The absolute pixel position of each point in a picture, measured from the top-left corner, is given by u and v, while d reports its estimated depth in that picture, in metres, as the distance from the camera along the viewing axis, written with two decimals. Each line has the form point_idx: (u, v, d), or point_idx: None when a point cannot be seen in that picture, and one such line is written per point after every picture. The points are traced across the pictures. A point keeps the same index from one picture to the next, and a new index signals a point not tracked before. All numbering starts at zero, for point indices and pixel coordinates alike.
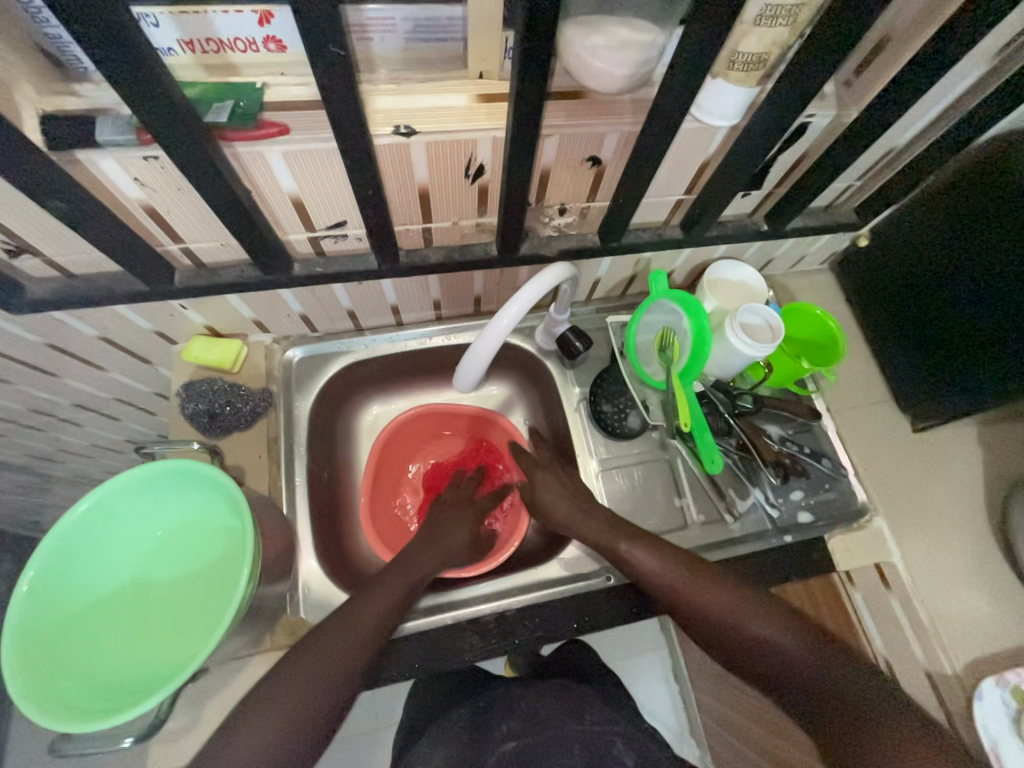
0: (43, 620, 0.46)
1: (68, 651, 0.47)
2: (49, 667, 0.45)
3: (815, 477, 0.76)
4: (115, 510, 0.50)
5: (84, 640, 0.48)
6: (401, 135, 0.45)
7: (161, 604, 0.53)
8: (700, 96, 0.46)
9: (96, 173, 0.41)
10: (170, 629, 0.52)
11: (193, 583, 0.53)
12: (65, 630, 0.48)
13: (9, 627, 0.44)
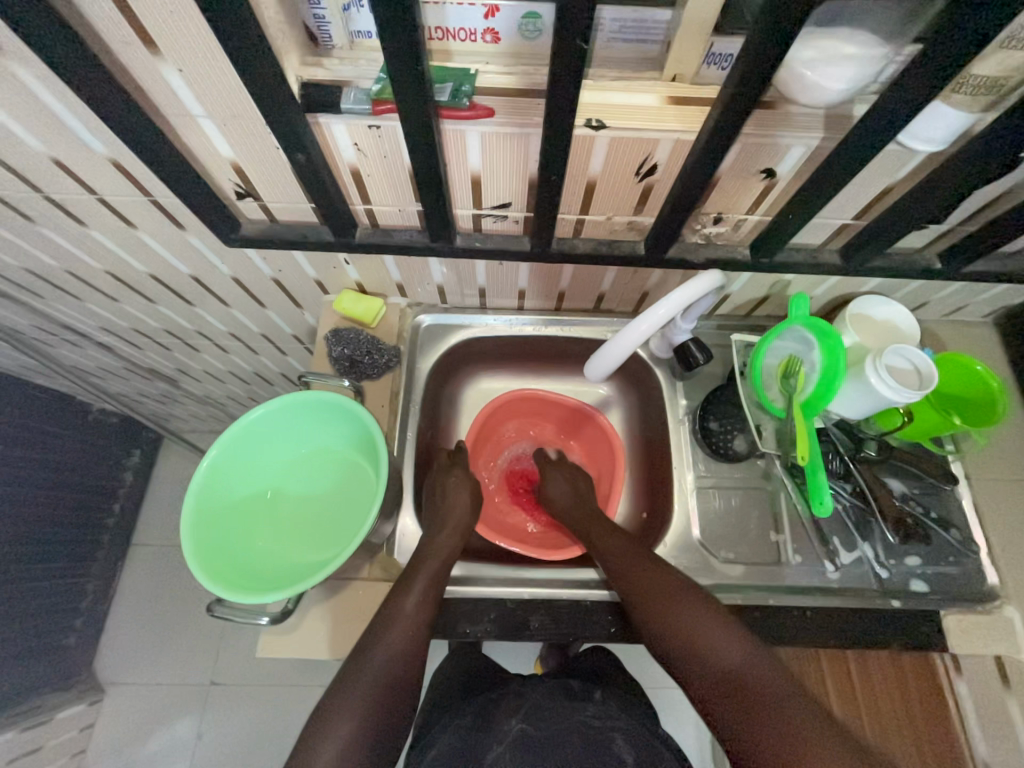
0: (212, 506, 0.57)
1: (225, 535, 0.56)
2: (210, 535, 0.55)
3: (938, 546, 0.70)
4: (287, 424, 0.60)
5: (233, 522, 0.58)
6: (591, 128, 0.47)
7: (290, 515, 0.62)
8: (913, 121, 0.44)
9: (329, 135, 0.48)
10: (292, 536, 0.61)
11: (318, 504, 0.63)
12: (224, 509, 0.58)
13: (194, 492, 0.55)
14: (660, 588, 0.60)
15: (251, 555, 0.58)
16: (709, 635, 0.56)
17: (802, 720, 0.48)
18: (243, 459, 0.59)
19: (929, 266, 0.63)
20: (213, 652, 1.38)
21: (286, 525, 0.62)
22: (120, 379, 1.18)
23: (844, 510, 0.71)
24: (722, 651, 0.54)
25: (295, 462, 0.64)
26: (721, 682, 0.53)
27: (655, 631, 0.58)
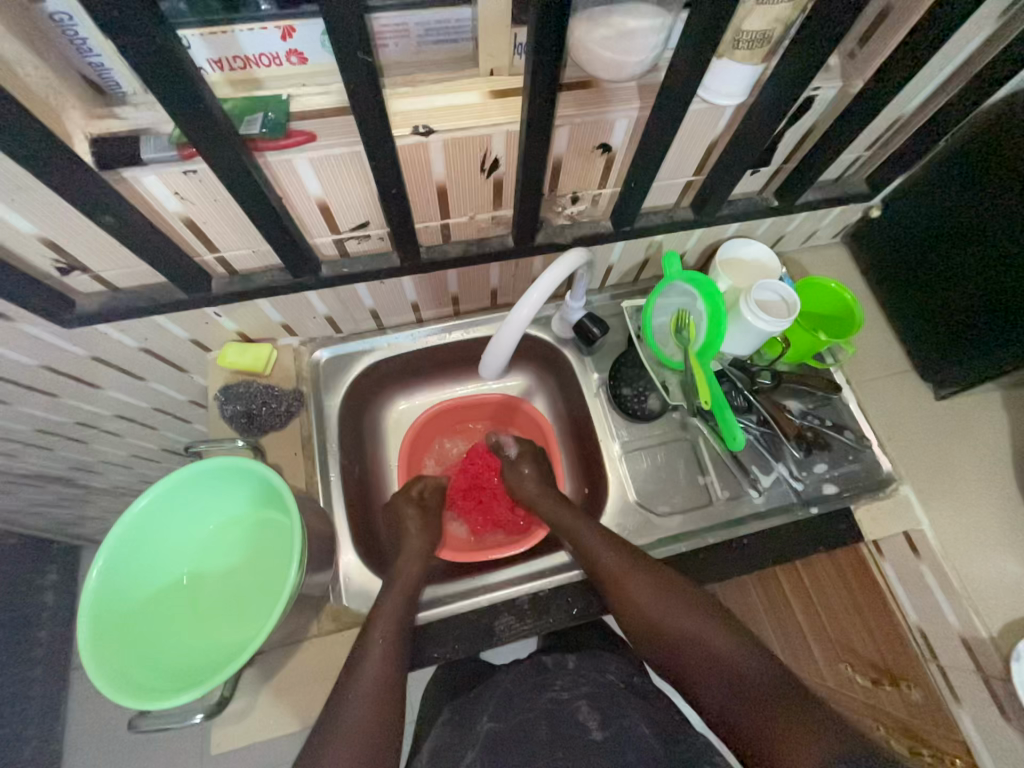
0: (116, 610, 0.52)
1: (139, 640, 0.52)
2: (113, 641, 0.50)
3: (838, 449, 0.77)
4: (181, 497, 0.56)
5: (142, 620, 0.53)
6: (420, 135, 0.47)
7: (213, 596, 0.58)
8: (706, 77, 0.48)
9: (141, 190, 0.45)
10: (217, 618, 0.57)
11: (241, 576, 0.59)
12: (126, 608, 0.53)
13: (87, 593, 0.50)
14: (655, 600, 0.61)
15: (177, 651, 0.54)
16: (706, 635, 0.58)
17: (790, 702, 0.52)
18: (144, 552, 0.55)
19: (770, 204, 0.69)
20: (196, 753, 1.27)
21: (212, 607, 0.57)
22: (4, 496, 1.05)
23: (755, 439, 0.76)
24: (716, 645, 0.57)
25: (208, 539, 0.60)
26: (721, 679, 0.56)
27: (657, 644, 0.60)
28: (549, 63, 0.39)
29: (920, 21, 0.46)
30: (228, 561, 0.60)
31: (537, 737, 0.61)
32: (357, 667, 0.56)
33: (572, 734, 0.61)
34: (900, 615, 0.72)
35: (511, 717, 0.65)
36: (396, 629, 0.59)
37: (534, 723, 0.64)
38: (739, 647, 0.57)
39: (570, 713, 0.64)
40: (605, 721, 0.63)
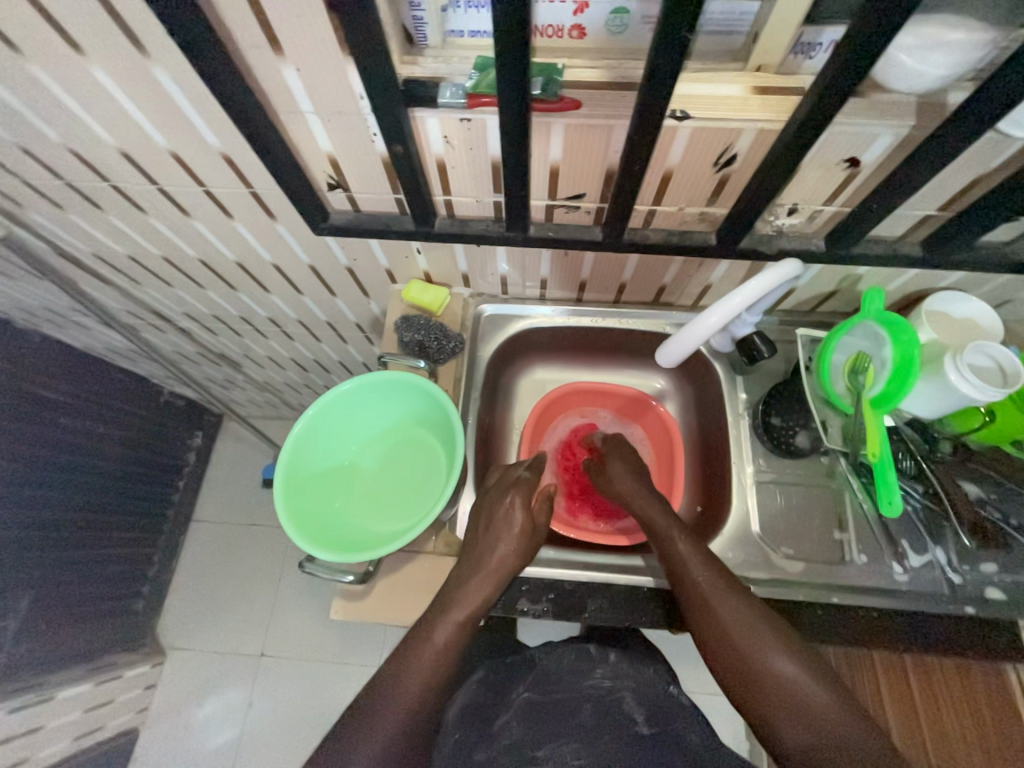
0: (300, 472, 0.62)
1: (309, 502, 0.62)
2: (294, 494, 0.60)
3: (1019, 554, 0.66)
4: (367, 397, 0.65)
5: (312, 488, 0.63)
6: (675, 119, 0.48)
7: (363, 487, 0.68)
8: (1016, 109, 0.43)
9: (421, 128, 0.52)
10: (365, 506, 0.66)
11: (389, 478, 0.68)
12: (305, 474, 0.63)
13: (288, 450, 0.60)
14: (738, 618, 0.56)
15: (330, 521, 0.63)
16: (792, 673, 0.52)
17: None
18: (327, 432, 0.65)
19: (1020, 260, 0.60)
20: (264, 624, 1.46)
21: (360, 493, 0.67)
22: (195, 363, 1.27)
23: (915, 512, 0.69)
24: (798, 685, 0.51)
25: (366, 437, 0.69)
26: (803, 727, 0.50)
27: (731, 669, 0.54)
28: (851, 64, 0.38)
29: None
30: (381, 462, 0.68)
31: (579, 719, 0.57)
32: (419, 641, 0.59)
33: (620, 723, 0.57)
34: None
35: (550, 691, 0.61)
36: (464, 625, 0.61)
37: (578, 704, 0.59)
38: (827, 697, 0.51)
39: (617, 704, 0.59)
40: (652, 716, 0.58)
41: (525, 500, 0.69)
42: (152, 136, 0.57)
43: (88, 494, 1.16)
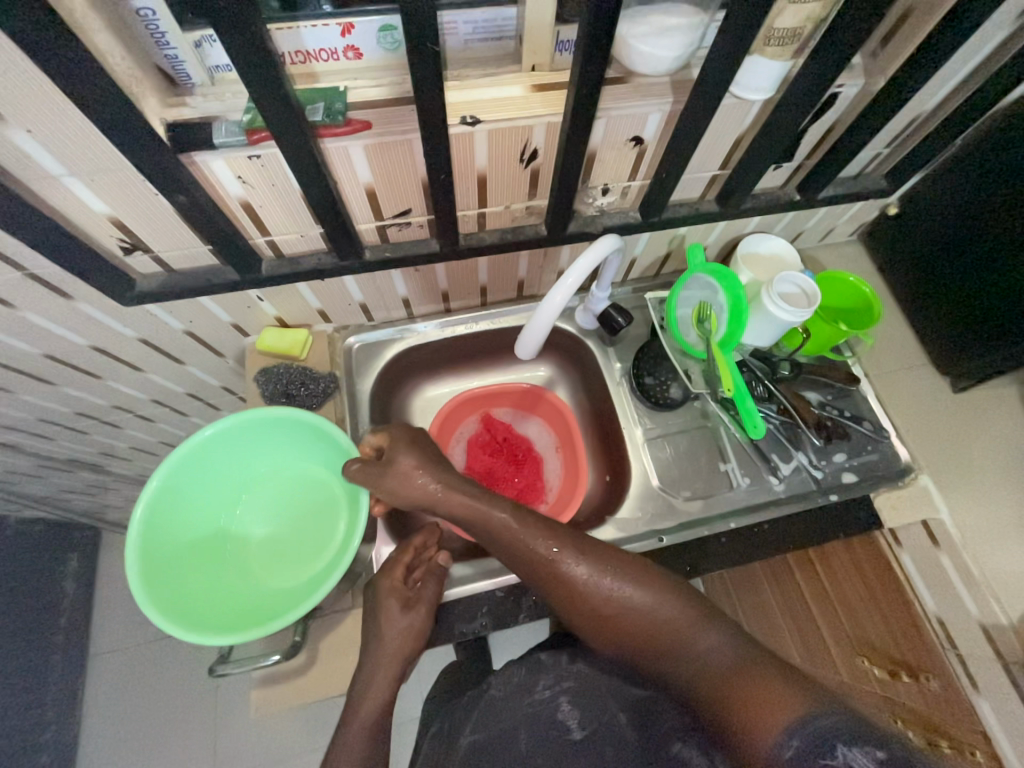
0: (161, 554, 0.60)
1: (183, 583, 0.60)
2: (162, 581, 0.58)
3: (857, 439, 0.78)
4: (219, 453, 0.65)
5: (185, 568, 0.62)
6: (467, 125, 0.50)
7: (252, 548, 0.67)
8: (739, 74, 0.51)
9: (209, 173, 0.48)
10: (261, 562, 0.66)
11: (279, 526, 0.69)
12: (169, 557, 0.61)
13: (137, 527, 0.59)
14: (591, 578, 0.56)
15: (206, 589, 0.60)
16: (651, 607, 0.54)
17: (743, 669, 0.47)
18: (185, 502, 0.64)
19: (793, 199, 0.71)
20: (207, 743, 1.27)
21: (242, 554, 0.66)
22: (38, 479, 1.07)
23: (776, 429, 0.78)
24: (659, 619, 0.53)
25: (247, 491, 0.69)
26: (676, 657, 0.51)
27: (607, 628, 0.55)
28: (594, 56, 0.42)
29: (939, 24, 0.49)
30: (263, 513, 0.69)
31: (516, 749, 0.54)
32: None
33: (555, 738, 0.54)
34: (919, 607, 0.72)
35: (494, 724, 0.59)
36: (365, 743, 0.56)
37: (515, 731, 0.56)
38: (684, 615, 0.53)
39: (552, 712, 0.57)
40: (586, 717, 0.56)
41: (389, 587, 0.64)
42: None
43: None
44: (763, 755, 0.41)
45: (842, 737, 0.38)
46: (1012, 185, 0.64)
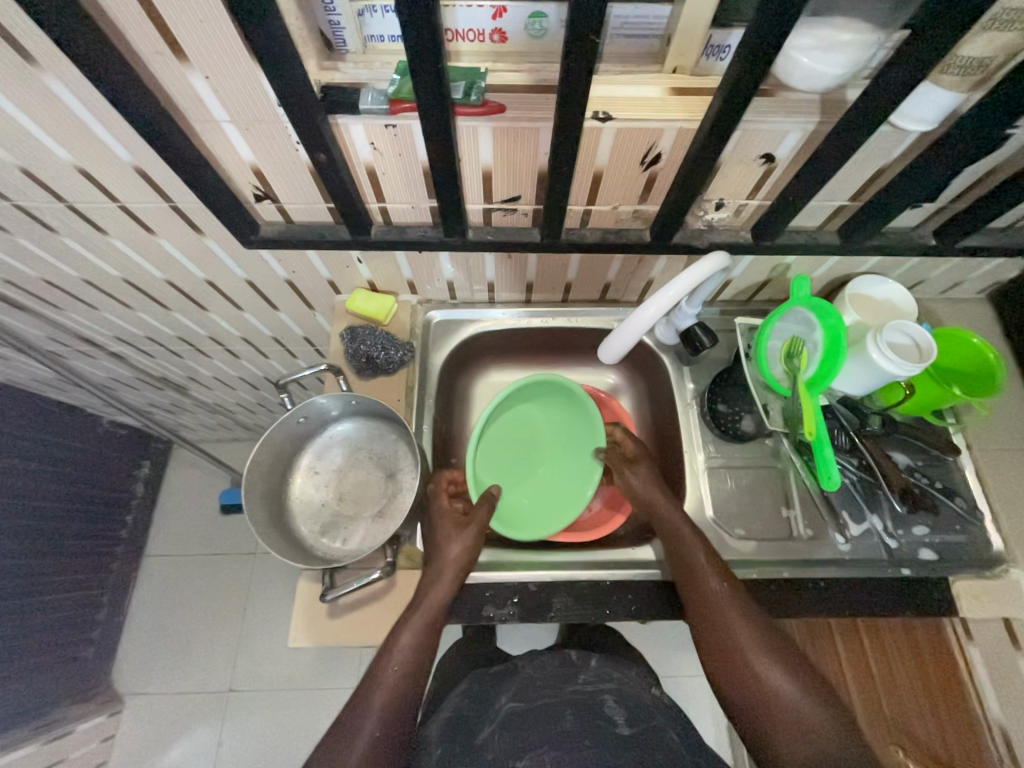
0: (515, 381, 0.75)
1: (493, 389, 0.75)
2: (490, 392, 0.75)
3: (945, 515, 0.71)
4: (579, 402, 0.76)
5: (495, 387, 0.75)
6: (598, 120, 0.49)
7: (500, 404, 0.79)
8: (903, 101, 0.47)
9: (346, 136, 0.51)
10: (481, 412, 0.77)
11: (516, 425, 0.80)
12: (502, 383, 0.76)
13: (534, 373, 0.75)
14: (740, 633, 0.58)
15: (280, 534, 0.68)
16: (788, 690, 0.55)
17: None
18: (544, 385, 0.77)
19: (925, 243, 0.65)
20: (230, 658, 1.38)
21: (308, 494, 0.73)
22: (134, 389, 1.19)
23: (852, 485, 0.73)
24: (799, 709, 0.54)
25: (299, 449, 0.74)
26: (801, 743, 0.52)
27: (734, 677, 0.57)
28: (751, 67, 0.40)
29: None
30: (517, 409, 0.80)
31: (563, 724, 0.57)
32: (371, 686, 0.57)
33: (602, 724, 0.57)
34: (979, 706, 0.66)
35: (534, 699, 0.62)
36: (413, 662, 0.59)
37: (563, 711, 0.59)
38: (828, 724, 0.53)
39: (598, 705, 0.60)
40: (634, 720, 0.59)
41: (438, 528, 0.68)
42: (54, 150, 0.53)
43: (36, 538, 1.07)
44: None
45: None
46: None
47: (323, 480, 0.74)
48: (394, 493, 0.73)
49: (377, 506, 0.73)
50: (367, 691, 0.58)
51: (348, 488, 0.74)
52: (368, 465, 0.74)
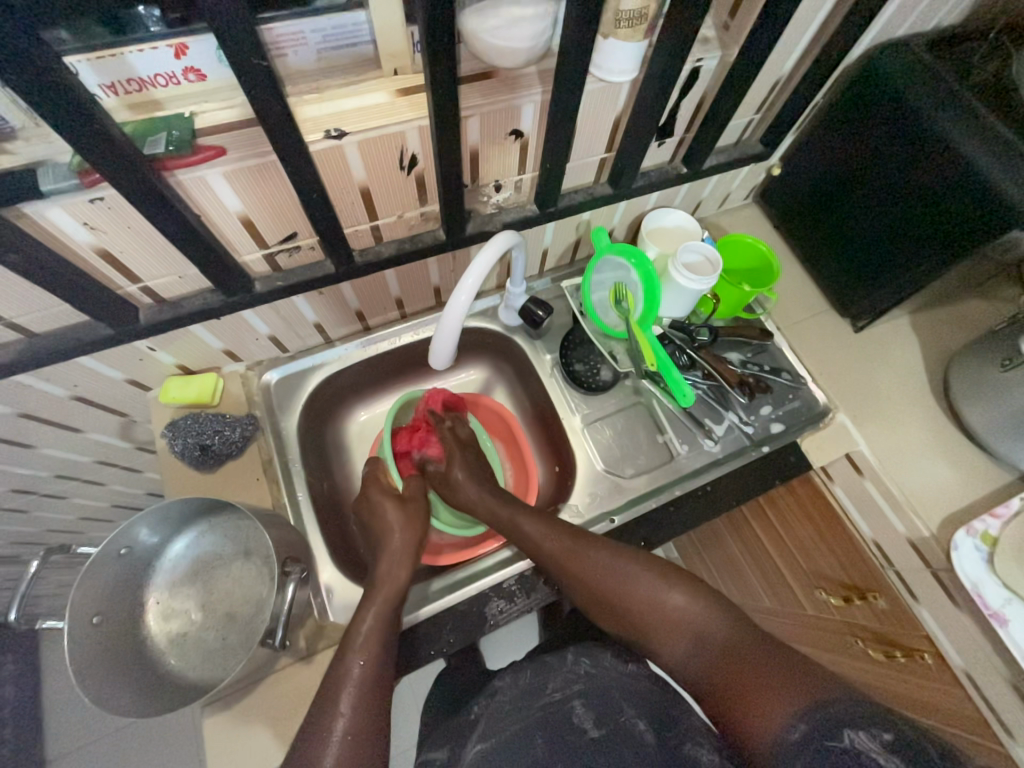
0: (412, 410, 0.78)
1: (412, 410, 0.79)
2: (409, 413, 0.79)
3: (779, 391, 0.83)
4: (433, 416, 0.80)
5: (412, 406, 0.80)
6: (333, 138, 0.47)
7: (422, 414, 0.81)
8: (595, 55, 0.51)
9: (47, 225, 0.44)
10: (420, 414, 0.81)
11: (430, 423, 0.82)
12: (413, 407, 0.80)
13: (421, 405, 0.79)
14: (605, 570, 0.61)
15: (164, 695, 0.58)
16: (668, 600, 0.58)
17: (747, 662, 0.51)
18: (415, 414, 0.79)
19: (680, 172, 0.74)
20: None
21: (179, 629, 0.63)
22: None
23: (705, 394, 0.81)
24: (671, 607, 0.57)
25: (141, 616, 0.63)
26: (735, 675, 0.51)
27: (612, 615, 0.60)
28: (441, 52, 0.40)
29: None
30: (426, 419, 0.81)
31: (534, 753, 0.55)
32: (353, 630, 0.55)
33: (571, 739, 0.56)
34: (857, 533, 0.77)
35: (503, 730, 0.59)
36: (378, 646, 0.54)
37: (530, 734, 0.58)
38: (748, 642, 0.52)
39: (567, 715, 0.59)
40: (602, 718, 0.58)
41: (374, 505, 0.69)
42: None
43: None
44: (775, 745, 0.44)
45: (848, 723, 0.41)
46: (873, 130, 0.68)
47: (198, 626, 0.64)
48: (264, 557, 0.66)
49: (265, 579, 0.66)
50: (346, 645, 0.54)
51: (225, 598, 0.65)
52: (228, 560, 0.66)
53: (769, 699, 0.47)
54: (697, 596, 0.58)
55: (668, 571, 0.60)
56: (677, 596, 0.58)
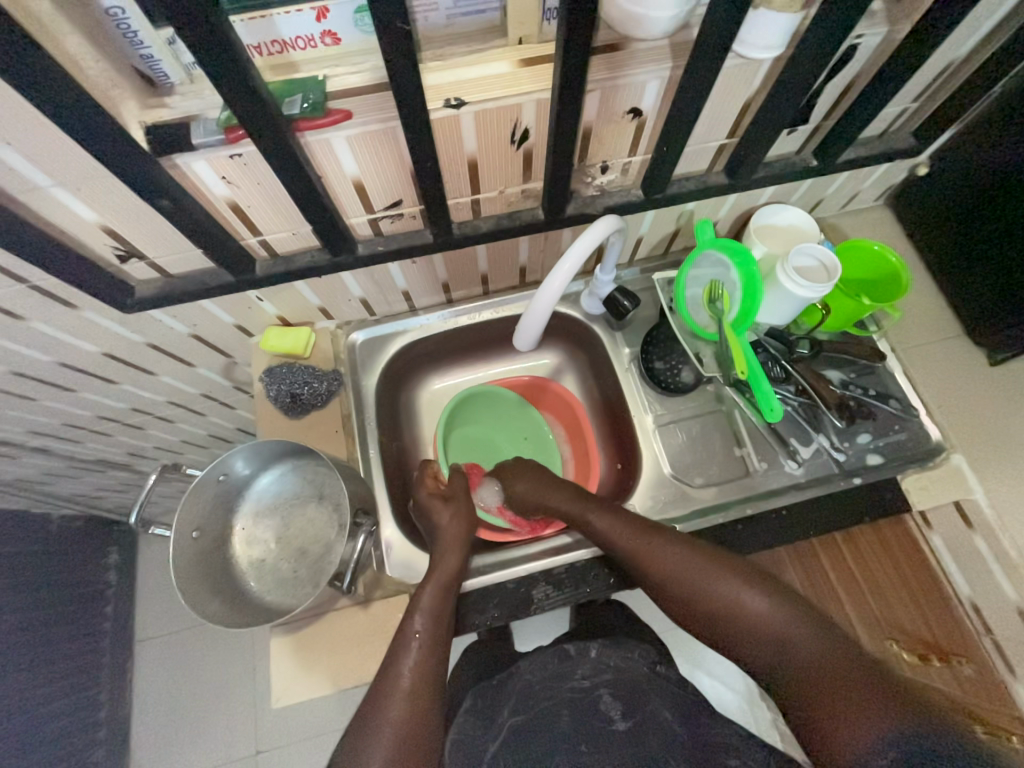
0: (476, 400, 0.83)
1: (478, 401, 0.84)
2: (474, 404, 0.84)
3: (883, 419, 0.75)
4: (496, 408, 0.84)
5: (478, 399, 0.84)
6: (452, 107, 0.47)
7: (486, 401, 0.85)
8: (741, 30, 0.46)
9: (192, 176, 0.48)
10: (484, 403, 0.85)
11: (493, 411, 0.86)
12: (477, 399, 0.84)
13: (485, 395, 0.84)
14: (680, 566, 0.59)
15: (243, 610, 0.65)
16: (750, 604, 0.54)
17: (841, 677, 0.47)
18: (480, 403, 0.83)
19: (807, 165, 0.67)
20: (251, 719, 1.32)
21: (259, 554, 0.70)
22: (74, 482, 1.09)
23: (794, 411, 0.75)
24: (753, 611, 0.54)
25: (229, 537, 0.70)
26: (819, 690, 0.47)
27: (689, 615, 0.57)
28: (579, 20, 0.38)
29: None
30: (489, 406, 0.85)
31: (559, 727, 0.57)
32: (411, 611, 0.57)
33: (596, 725, 0.57)
34: (950, 589, 0.69)
35: (533, 708, 0.60)
36: (438, 622, 0.57)
37: (556, 711, 0.59)
38: (838, 659, 0.48)
39: (594, 703, 0.59)
40: (629, 710, 0.58)
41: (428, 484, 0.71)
42: None
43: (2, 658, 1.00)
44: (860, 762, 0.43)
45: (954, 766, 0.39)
46: None
47: (274, 554, 0.70)
48: (337, 502, 0.71)
49: (335, 523, 0.71)
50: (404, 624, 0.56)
51: (299, 534, 0.71)
52: (305, 500, 0.72)
53: (860, 723, 0.44)
54: (783, 601, 0.54)
55: (751, 573, 0.56)
56: (759, 599, 0.54)
